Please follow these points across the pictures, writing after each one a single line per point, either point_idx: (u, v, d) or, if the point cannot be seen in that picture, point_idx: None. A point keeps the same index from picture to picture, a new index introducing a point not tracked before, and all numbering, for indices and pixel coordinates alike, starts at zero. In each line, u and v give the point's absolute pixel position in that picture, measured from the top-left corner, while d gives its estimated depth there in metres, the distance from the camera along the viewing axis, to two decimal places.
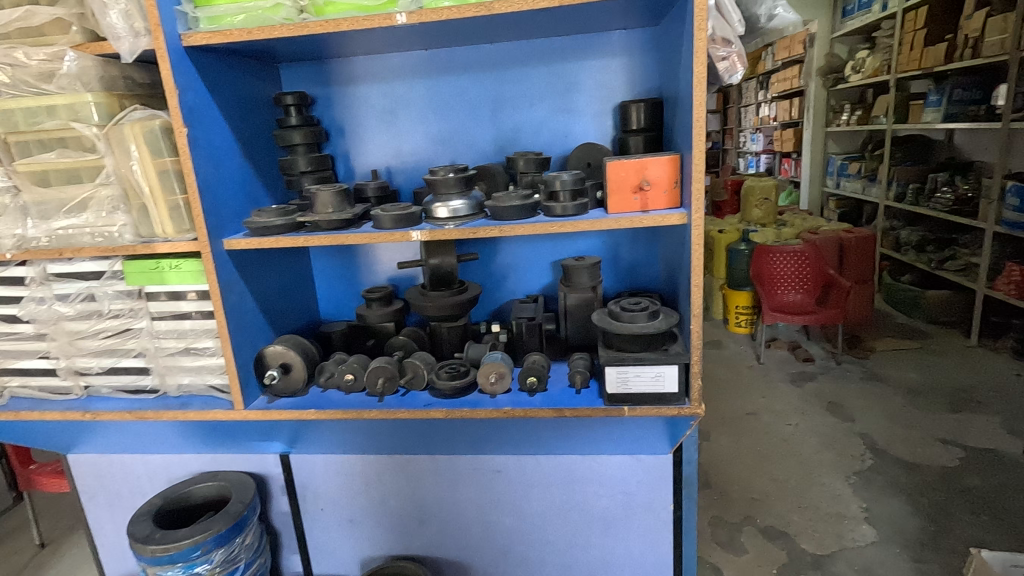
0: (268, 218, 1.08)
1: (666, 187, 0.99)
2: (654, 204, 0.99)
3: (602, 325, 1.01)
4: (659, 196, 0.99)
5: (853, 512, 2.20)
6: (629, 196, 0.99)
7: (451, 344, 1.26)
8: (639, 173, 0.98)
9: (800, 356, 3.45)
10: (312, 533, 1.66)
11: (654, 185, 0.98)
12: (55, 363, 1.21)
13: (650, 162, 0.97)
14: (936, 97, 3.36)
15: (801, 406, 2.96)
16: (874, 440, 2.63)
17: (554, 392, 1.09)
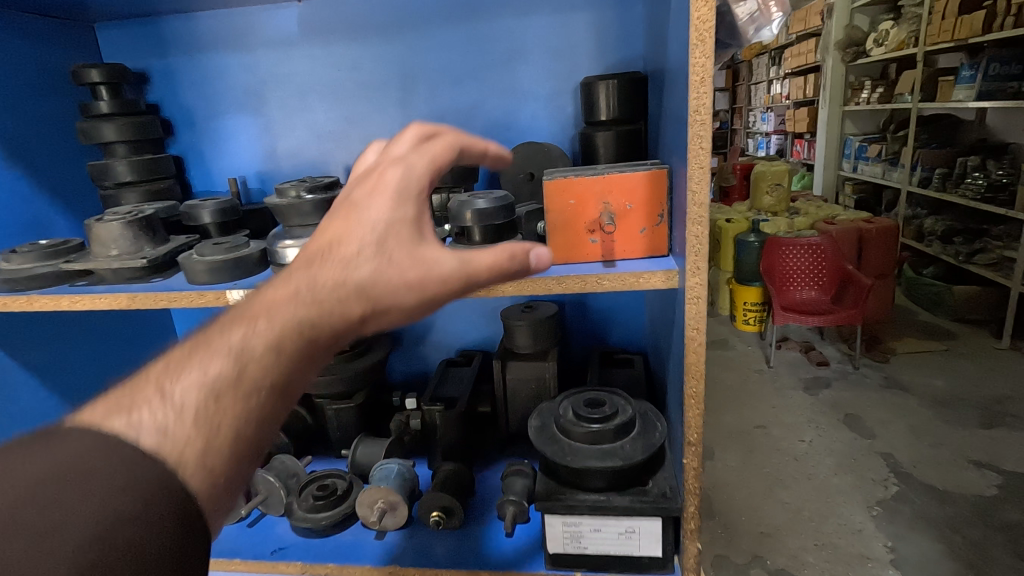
0: (22, 264, 0.68)
1: (648, 224, 0.59)
2: (627, 251, 0.60)
3: (541, 447, 0.62)
4: (637, 240, 0.59)
5: (877, 552, 1.53)
6: (585, 238, 0.59)
7: (341, 431, 0.88)
8: (603, 199, 0.58)
9: (813, 359, 2.56)
10: None
11: (626, 220, 0.59)
12: None
13: (620, 182, 0.58)
14: (970, 71, 2.86)
15: (814, 418, 2.15)
16: (897, 462, 1.88)
17: (473, 531, 0.72)
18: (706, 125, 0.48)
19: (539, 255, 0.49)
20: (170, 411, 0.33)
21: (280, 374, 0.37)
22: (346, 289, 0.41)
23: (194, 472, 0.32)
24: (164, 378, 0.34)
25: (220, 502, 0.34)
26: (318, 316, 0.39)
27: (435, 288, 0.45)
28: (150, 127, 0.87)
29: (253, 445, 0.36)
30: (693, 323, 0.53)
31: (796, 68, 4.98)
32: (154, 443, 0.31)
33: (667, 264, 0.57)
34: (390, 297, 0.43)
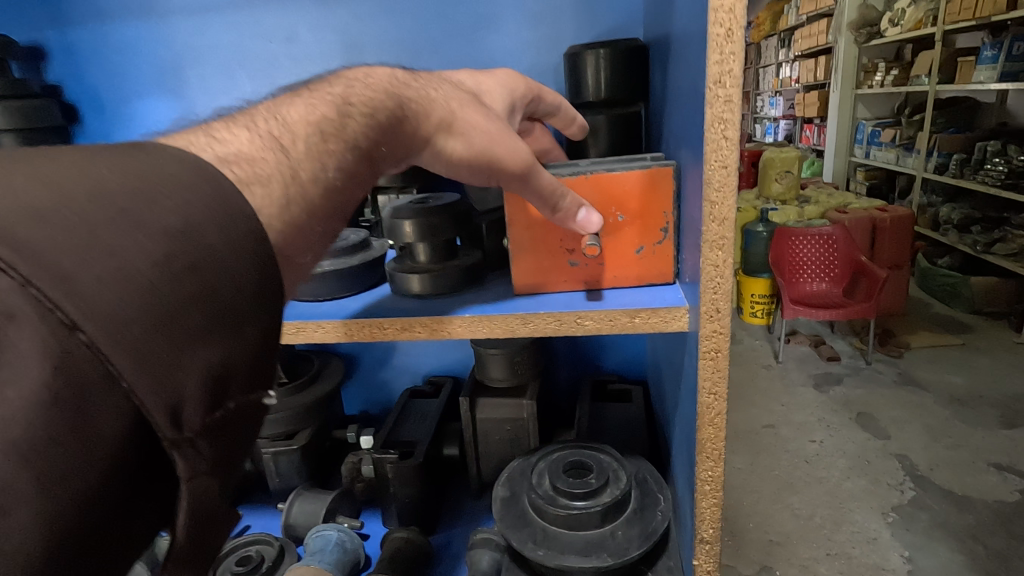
0: None
1: (647, 243, 0.44)
2: (616, 278, 0.45)
3: (506, 529, 0.48)
4: (631, 264, 0.44)
5: (894, 563, 1.28)
6: (561, 259, 0.45)
7: (278, 476, 0.73)
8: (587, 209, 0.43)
9: (823, 354, 2.23)
10: None
11: (618, 236, 0.44)
12: None
13: (612, 186, 0.42)
14: (992, 52, 2.61)
15: (825, 417, 1.84)
16: (912, 464, 1.60)
17: None
18: (732, 104, 0.32)
19: (586, 213, 0.42)
20: (278, 136, 0.30)
21: (370, 143, 0.34)
22: (440, 99, 0.39)
23: (286, 203, 0.28)
24: (276, 108, 0.31)
25: (305, 251, 0.30)
26: (410, 103, 0.37)
27: (503, 155, 0.39)
28: (37, 117, 0.71)
29: (338, 206, 0.32)
30: (707, 387, 0.38)
31: (806, 50, 4.73)
32: (261, 158, 0.28)
33: (672, 298, 0.42)
34: (473, 130, 0.39)
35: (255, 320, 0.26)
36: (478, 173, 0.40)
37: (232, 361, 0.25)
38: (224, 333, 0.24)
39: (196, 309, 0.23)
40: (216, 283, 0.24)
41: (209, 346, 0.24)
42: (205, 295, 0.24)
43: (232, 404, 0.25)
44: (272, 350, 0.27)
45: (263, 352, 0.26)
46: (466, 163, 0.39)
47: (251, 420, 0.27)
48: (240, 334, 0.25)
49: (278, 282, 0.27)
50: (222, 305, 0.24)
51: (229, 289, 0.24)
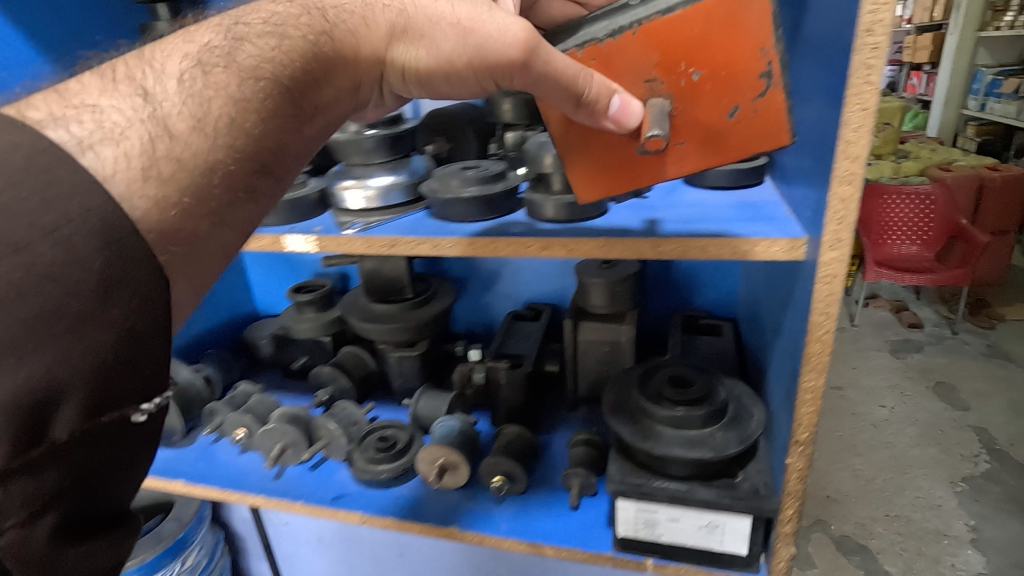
0: None
1: (747, 95, 0.43)
2: (708, 147, 0.45)
3: (618, 426, 0.56)
4: (725, 129, 0.44)
5: (957, 530, 1.30)
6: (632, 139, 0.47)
7: (403, 378, 0.85)
8: (647, 75, 0.44)
9: (904, 320, 2.15)
10: (280, 543, 1.41)
11: (696, 99, 0.44)
12: None
13: (677, 36, 0.42)
14: None
15: (898, 383, 1.82)
16: (991, 438, 1.57)
17: (535, 498, 0.67)
18: (879, 51, 0.35)
19: (619, 96, 0.43)
20: (142, 82, 0.34)
21: (281, 73, 0.38)
22: (385, 4, 0.42)
23: (147, 166, 0.32)
24: (152, 59, 0.35)
25: (194, 218, 0.34)
26: (336, 20, 0.41)
27: (494, 36, 0.41)
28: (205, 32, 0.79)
29: (249, 153, 0.37)
30: (820, 306, 0.43)
31: None
32: (112, 109, 0.32)
33: (789, 231, 0.47)
34: (433, 29, 0.42)
35: (98, 337, 0.29)
36: (460, 78, 0.44)
37: (61, 373, 0.28)
38: (46, 348, 0.27)
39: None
40: (33, 290, 0.27)
41: (16, 370, 0.26)
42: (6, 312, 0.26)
43: (54, 436, 0.29)
44: (125, 357, 0.30)
45: (113, 359, 0.29)
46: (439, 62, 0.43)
47: (113, 426, 0.31)
48: (82, 342, 0.28)
49: (133, 279, 0.30)
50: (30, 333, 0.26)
51: (52, 304, 0.27)
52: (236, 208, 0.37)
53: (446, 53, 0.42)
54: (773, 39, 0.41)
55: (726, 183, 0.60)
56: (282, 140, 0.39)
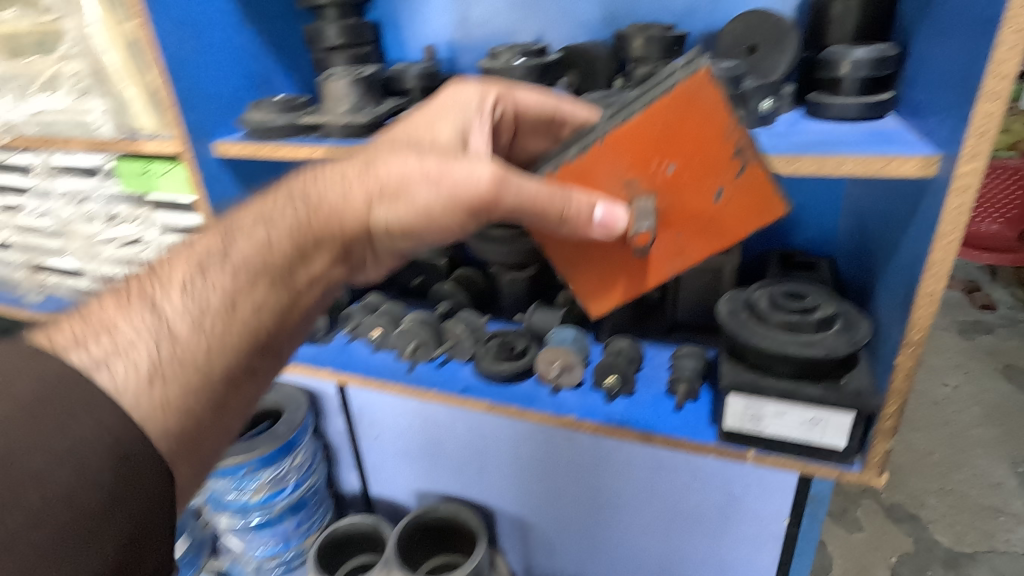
0: (265, 114, 0.83)
1: (725, 177, 0.67)
2: (708, 228, 0.70)
3: (734, 327, 0.63)
4: (716, 211, 0.69)
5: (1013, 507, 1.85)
6: (628, 242, 0.72)
7: (513, 298, 0.94)
8: (623, 176, 0.69)
9: (979, 301, 2.61)
10: (369, 455, 1.58)
11: (668, 195, 0.69)
12: (83, 266, 1.11)
13: (642, 132, 0.66)
14: None
15: (966, 363, 2.33)
16: None
17: (641, 400, 0.76)
18: None
19: (605, 209, 0.68)
20: (161, 321, 0.61)
21: (261, 269, 0.68)
22: (353, 200, 0.72)
23: (153, 374, 0.58)
24: (168, 297, 0.63)
25: (188, 412, 0.60)
26: (312, 219, 0.72)
27: (466, 181, 0.68)
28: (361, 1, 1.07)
29: (238, 342, 0.65)
30: None
31: None
32: (139, 342, 0.59)
33: (919, 151, 0.59)
34: (395, 199, 0.71)
35: (122, 524, 0.51)
36: (427, 230, 0.72)
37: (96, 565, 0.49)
38: (102, 529, 0.50)
39: (64, 518, 0.48)
40: (86, 491, 0.49)
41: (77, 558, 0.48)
42: (77, 497, 0.49)
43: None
44: (145, 530, 0.53)
45: (131, 543, 0.51)
46: (411, 217, 0.71)
47: None
48: (115, 528, 0.51)
49: (143, 481, 0.53)
50: (89, 514, 0.49)
51: (94, 496, 0.50)
52: (219, 384, 0.63)
53: (415, 211, 0.70)
54: (741, 136, 0.65)
55: (852, 115, 0.70)
56: (276, 306, 0.69)
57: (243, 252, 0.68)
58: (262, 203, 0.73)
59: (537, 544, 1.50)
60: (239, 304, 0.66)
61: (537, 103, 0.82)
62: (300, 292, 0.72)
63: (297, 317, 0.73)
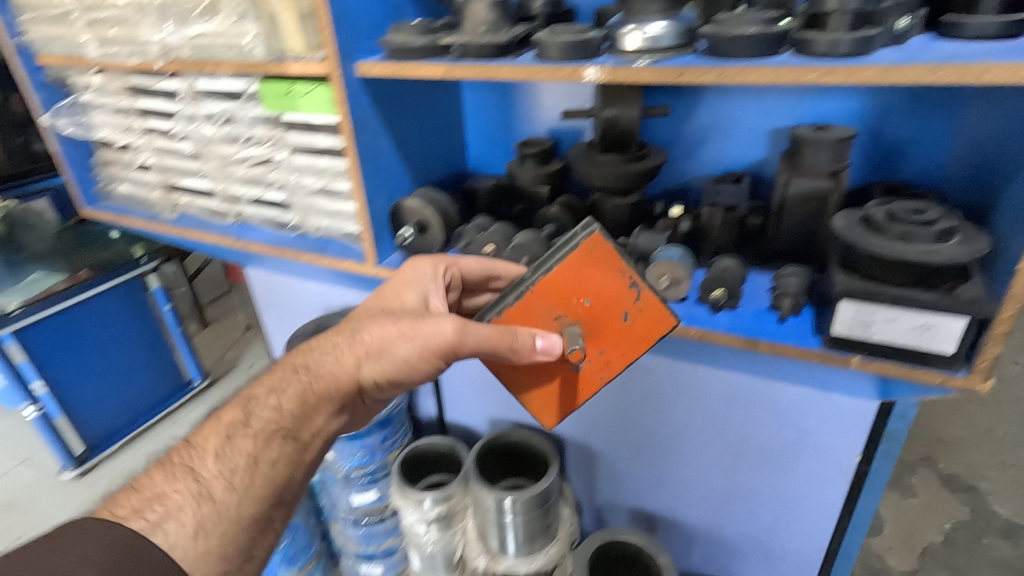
0: (407, 36, 0.88)
1: (629, 304, 0.83)
2: (624, 343, 0.84)
3: (853, 235, 0.71)
4: (630, 330, 0.83)
5: None
6: (560, 364, 0.86)
7: (615, 225, 1.00)
8: (553, 313, 0.84)
9: None
10: (447, 382, 1.70)
11: (586, 316, 0.84)
12: (212, 186, 1.23)
13: (558, 282, 0.83)
14: None
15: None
16: None
17: (745, 314, 0.84)
18: None
19: (541, 338, 0.82)
20: (201, 482, 0.75)
21: (281, 427, 0.84)
22: (346, 363, 0.90)
23: (196, 530, 0.72)
24: (203, 465, 0.77)
25: (223, 553, 0.73)
26: (315, 380, 0.89)
27: (432, 331, 0.85)
28: None
29: (263, 490, 0.79)
30: None
31: None
32: (182, 502, 0.73)
33: None
34: (380, 352, 0.89)
35: None
36: (409, 375, 0.89)
37: None
38: None
39: None
40: None
41: None
42: None
43: None
44: None
45: None
46: (394, 369, 0.89)
47: None
48: None
49: None
50: None
51: None
52: (246, 524, 0.76)
53: (396, 363, 0.88)
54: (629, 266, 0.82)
55: (989, 34, 0.75)
56: (289, 459, 0.83)
57: (262, 418, 0.83)
58: (268, 378, 0.90)
59: (603, 473, 1.59)
60: (261, 461, 0.80)
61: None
62: (307, 442, 0.86)
63: (308, 465, 0.87)
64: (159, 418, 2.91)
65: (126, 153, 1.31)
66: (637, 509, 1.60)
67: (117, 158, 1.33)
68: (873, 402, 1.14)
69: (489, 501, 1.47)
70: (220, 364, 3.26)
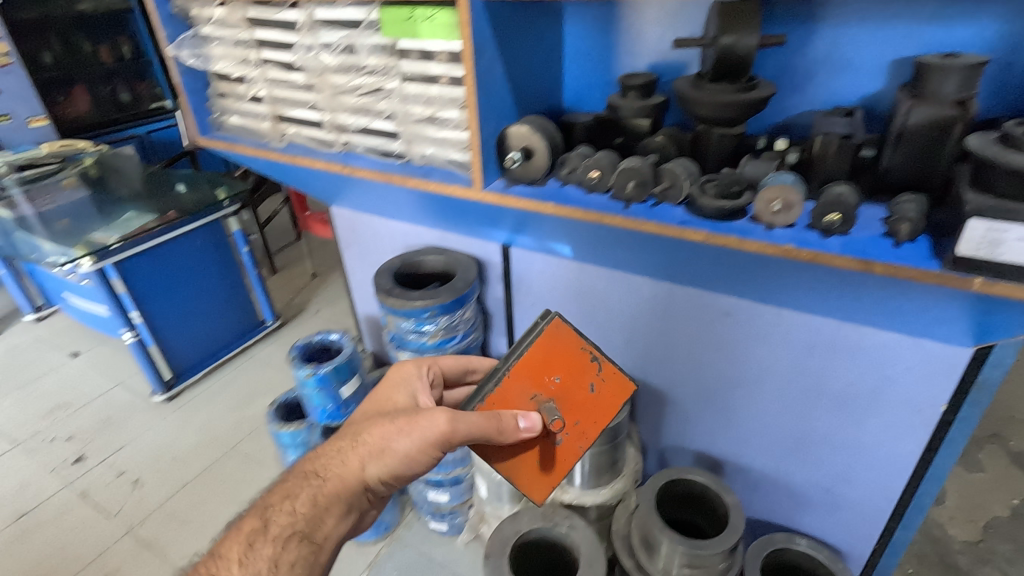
0: None
1: (594, 376, 1.17)
2: (595, 410, 1.15)
3: (991, 151, 0.77)
4: (598, 399, 1.15)
5: None
6: (545, 438, 1.11)
7: (719, 156, 1.02)
8: (532, 392, 1.12)
9: None
10: (520, 322, 1.78)
11: (562, 387, 1.13)
12: (322, 116, 1.30)
13: (531, 363, 1.13)
14: None
15: None
16: None
17: (858, 240, 0.84)
18: None
19: (525, 414, 1.07)
20: None
21: (297, 528, 0.97)
22: (352, 464, 1.04)
23: None
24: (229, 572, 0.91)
25: None
26: (326, 481, 1.03)
27: (427, 426, 1.02)
28: None
29: None
30: None
31: None
32: None
33: None
34: (383, 451, 1.04)
35: None
36: (410, 468, 1.04)
37: None
38: None
39: None
40: None
41: None
42: None
43: None
44: None
45: None
46: (396, 465, 1.03)
47: None
48: None
49: None
50: None
51: None
52: None
53: (398, 458, 1.03)
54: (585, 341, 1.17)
55: None
56: (305, 560, 0.96)
57: (280, 523, 0.97)
58: (283, 482, 1.04)
59: (670, 415, 1.64)
60: (280, 564, 0.93)
61: (453, 362, 1.35)
62: (321, 543, 0.98)
63: (322, 566, 0.98)
64: (236, 353, 3.12)
65: (240, 85, 1.39)
66: (701, 452, 1.66)
67: (232, 89, 1.42)
68: (967, 348, 1.13)
69: None
70: (289, 308, 3.45)
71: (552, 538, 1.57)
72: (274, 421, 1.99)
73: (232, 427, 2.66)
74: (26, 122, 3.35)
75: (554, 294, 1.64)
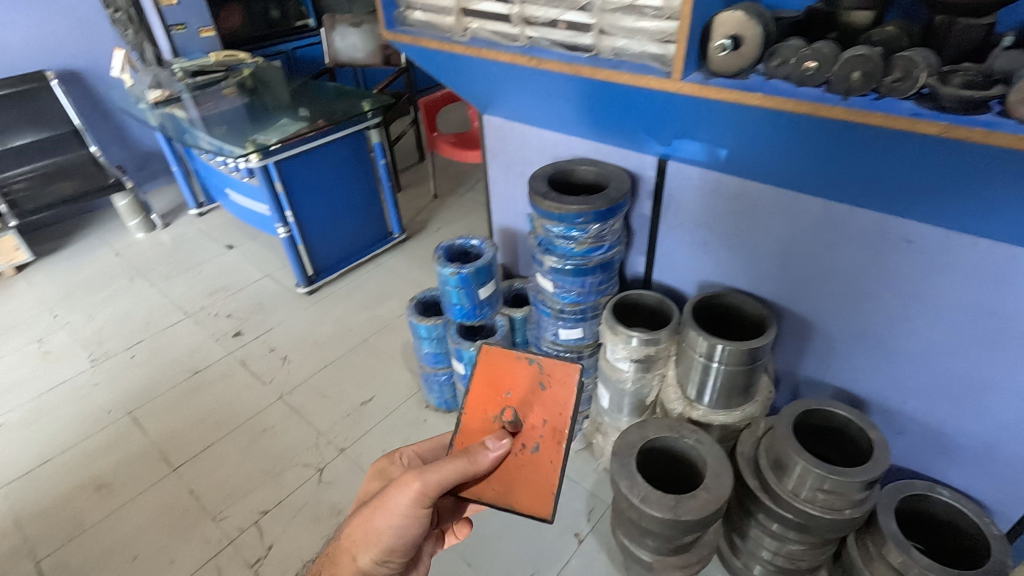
0: None
1: (539, 377, 1.21)
2: (557, 405, 1.19)
3: None
4: (553, 392, 1.19)
5: None
6: (518, 452, 1.18)
7: (958, 51, 0.94)
8: (493, 417, 1.21)
9: None
10: (664, 241, 1.78)
11: (525, 400, 1.20)
12: (510, 8, 1.32)
13: (483, 395, 1.23)
14: None
15: None
16: None
17: None
18: None
19: (488, 442, 1.15)
20: None
21: None
22: (343, 554, 1.12)
23: None
24: None
25: None
26: None
27: (398, 498, 1.09)
28: None
29: None
30: None
31: None
32: None
33: None
34: (367, 535, 1.11)
35: None
36: (399, 535, 1.11)
37: None
38: None
39: None
40: None
41: None
42: None
43: None
44: None
45: None
46: (384, 542, 1.11)
47: None
48: None
49: None
50: None
51: None
52: None
53: (382, 535, 1.10)
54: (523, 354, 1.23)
55: None
56: None
57: None
58: None
59: (814, 347, 1.61)
60: None
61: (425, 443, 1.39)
62: None
63: None
64: (366, 260, 3.37)
65: None
66: (843, 389, 1.62)
67: None
68: None
69: (702, 345, 1.54)
70: (414, 224, 3.65)
71: (677, 449, 1.63)
72: (414, 314, 2.16)
73: (363, 324, 2.92)
74: (198, 32, 3.70)
75: (708, 215, 1.61)
